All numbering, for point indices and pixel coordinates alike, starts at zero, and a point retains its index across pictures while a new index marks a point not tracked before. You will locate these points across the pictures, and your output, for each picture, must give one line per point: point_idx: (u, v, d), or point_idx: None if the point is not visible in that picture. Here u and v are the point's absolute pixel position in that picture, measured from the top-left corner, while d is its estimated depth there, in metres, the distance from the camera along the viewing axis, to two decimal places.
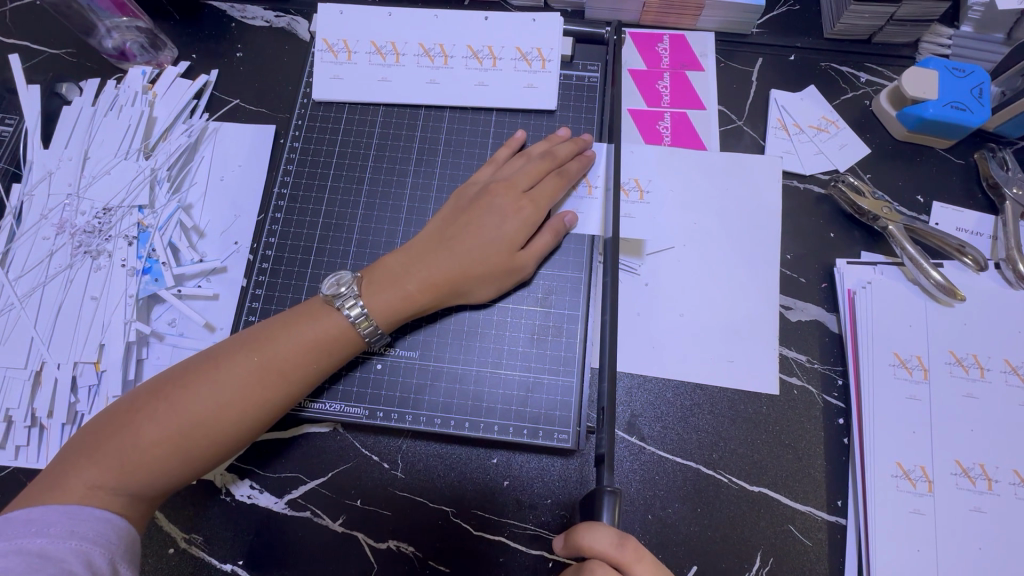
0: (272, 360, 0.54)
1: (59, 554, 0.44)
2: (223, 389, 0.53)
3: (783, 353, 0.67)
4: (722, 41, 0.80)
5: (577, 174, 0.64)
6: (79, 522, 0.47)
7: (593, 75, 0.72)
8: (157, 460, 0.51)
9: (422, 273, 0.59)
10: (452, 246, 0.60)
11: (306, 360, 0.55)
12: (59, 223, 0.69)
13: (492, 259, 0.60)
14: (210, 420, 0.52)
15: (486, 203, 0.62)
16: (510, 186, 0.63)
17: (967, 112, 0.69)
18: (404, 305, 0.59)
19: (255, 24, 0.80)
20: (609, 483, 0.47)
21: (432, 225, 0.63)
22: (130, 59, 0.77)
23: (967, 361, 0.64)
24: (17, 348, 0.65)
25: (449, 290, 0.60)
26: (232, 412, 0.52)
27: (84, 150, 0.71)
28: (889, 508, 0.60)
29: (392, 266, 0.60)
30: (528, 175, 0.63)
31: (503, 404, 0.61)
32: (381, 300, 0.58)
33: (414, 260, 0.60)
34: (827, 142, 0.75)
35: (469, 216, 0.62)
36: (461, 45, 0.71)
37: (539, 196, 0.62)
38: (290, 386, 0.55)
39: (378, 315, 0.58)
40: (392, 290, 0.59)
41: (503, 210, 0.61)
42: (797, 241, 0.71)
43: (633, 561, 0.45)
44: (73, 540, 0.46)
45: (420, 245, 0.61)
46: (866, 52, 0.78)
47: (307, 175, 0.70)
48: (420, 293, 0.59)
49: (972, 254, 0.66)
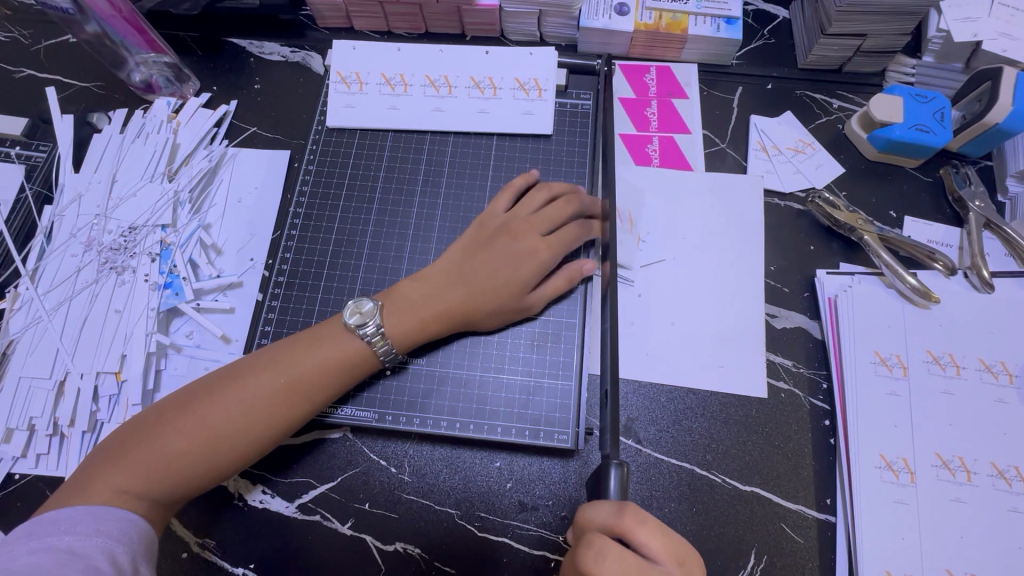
0: (295, 376, 0.58)
1: (85, 551, 0.47)
2: (248, 402, 0.56)
3: (770, 358, 0.71)
4: (704, 71, 0.86)
5: (585, 204, 0.69)
6: (104, 521, 0.50)
7: (586, 103, 0.78)
8: (182, 467, 0.54)
9: (437, 305, 0.63)
10: (466, 278, 0.64)
11: (326, 377, 0.59)
12: (86, 241, 0.73)
13: (503, 295, 0.64)
14: (234, 430, 0.55)
15: (499, 244, 0.65)
16: (531, 226, 0.66)
17: (930, 134, 0.75)
18: (416, 329, 0.63)
19: (273, 59, 0.87)
20: (614, 458, 0.50)
21: (451, 255, 0.67)
22: (155, 91, 0.84)
23: (944, 359, 0.68)
24: (43, 359, 0.68)
25: (460, 320, 0.64)
26: (255, 423, 0.56)
27: (112, 174, 0.76)
28: (876, 502, 0.63)
29: (411, 292, 0.64)
30: (550, 218, 0.67)
31: (506, 407, 0.65)
32: (396, 325, 0.62)
33: (430, 291, 0.64)
34: (804, 162, 0.81)
35: (482, 252, 0.66)
36: (465, 77, 0.77)
37: (558, 239, 0.66)
38: (311, 399, 0.58)
39: (395, 338, 0.62)
40: (407, 315, 0.63)
41: (517, 252, 0.65)
42: (779, 253, 0.76)
43: (633, 526, 0.47)
44: (99, 537, 0.49)
45: (437, 274, 0.65)
46: (836, 81, 0.85)
47: (320, 196, 0.75)
48: (434, 323, 0.63)
49: (942, 259, 0.70)
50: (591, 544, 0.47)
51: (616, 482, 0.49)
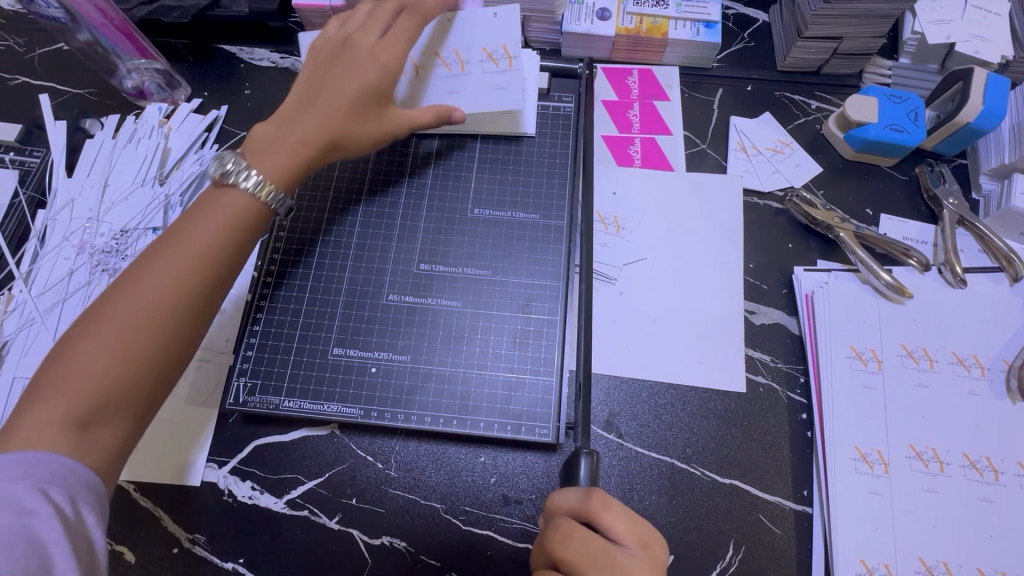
0: (136, 283, 0.49)
1: (12, 494, 0.41)
2: (99, 332, 0.47)
3: (749, 354, 0.73)
4: (686, 74, 0.88)
5: (434, 8, 0.67)
6: (32, 465, 0.43)
7: (568, 105, 0.79)
8: (41, 428, 0.44)
9: (298, 133, 0.59)
10: (318, 102, 0.61)
11: (183, 263, 0.51)
12: (78, 244, 0.75)
13: (359, 111, 0.62)
14: (92, 366, 0.46)
15: (341, 62, 0.63)
16: (362, 36, 0.64)
17: (904, 133, 0.76)
18: (288, 164, 0.58)
19: (262, 65, 0.88)
20: (585, 447, 0.54)
21: (295, 92, 0.63)
22: (148, 97, 0.85)
23: (918, 353, 0.69)
24: (36, 359, 0.70)
25: (328, 144, 0.61)
26: (114, 348, 0.47)
27: (105, 178, 0.78)
28: (851, 492, 0.64)
29: (264, 132, 0.59)
30: (377, 23, 0.65)
31: (489, 403, 0.66)
32: (267, 163, 0.57)
33: (284, 126, 0.60)
34: (783, 162, 0.82)
35: (327, 76, 0.62)
36: (430, 49, 0.72)
37: (393, 41, 0.64)
38: (170, 295, 0.50)
39: (274, 178, 0.57)
40: (273, 153, 0.58)
41: (364, 59, 0.63)
42: (759, 251, 0.78)
43: (598, 509, 0.49)
44: (28, 480, 0.42)
45: (294, 109, 0.61)
46: (815, 82, 0.87)
47: (308, 197, 0.76)
48: (302, 150, 0.59)
49: (916, 256, 0.72)
50: (559, 527, 0.50)
51: (585, 468, 0.53)
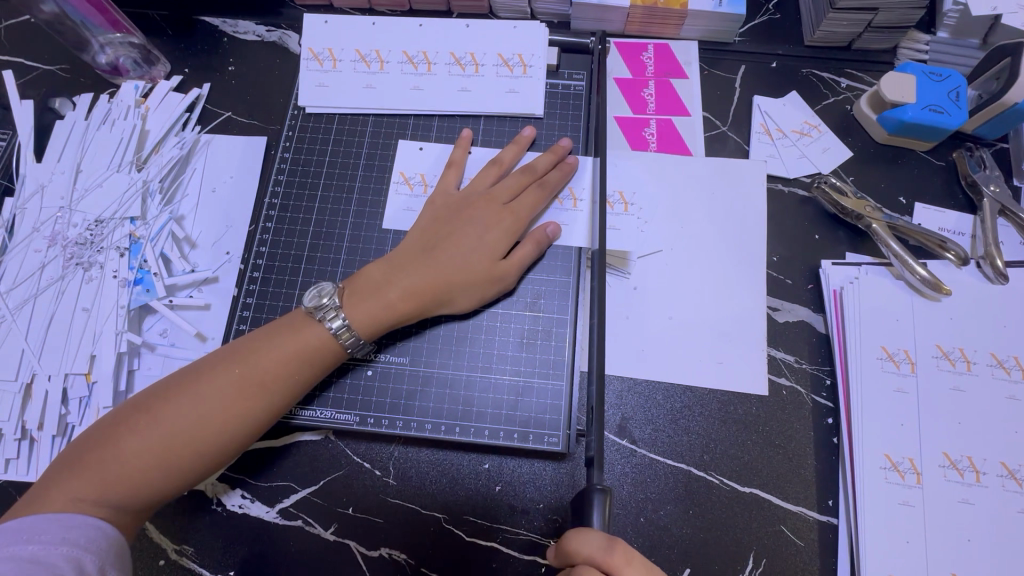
0: (252, 373, 0.55)
1: (49, 559, 0.44)
2: (205, 404, 0.53)
3: (771, 353, 0.68)
4: (705, 50, 0.82)
5: (558, 185, 0.65)
6: (70, 529, 0.47)
7: (579, 84, 0.73)
8: (134, 474, 0.51)
9: (405, 282, 0.60)
10: (434, 257, 0.61)
11: (289, 371, 0.56)
12: (50, 235, 0.69)
13: (475, 270, 0.61)
14: (190, 436, 0.52)
15: (466, 218, 0.63)
16: (491, 200, 0.64)
17: (945, 115, 0.70)
18: (385, 314, 0.59)
19: (247, 39, 0.82)
20: (598, 483, 0.47)
21: (412, 234, 0.64)
22: (123, 74, 0.79)
23: (954, 355, 0.65)
24: (8, 360, 0.65)
25: (431, 301, 0.60)
26: (213, 429, 0.53)
27: (77, 163, 0.72)
28: (880, 502, 0.60)
29: (373, 272, 0.61)
30: (508, 189, 0.64)
31: (494, 408, 0.62)
32: (362, 310, 0.58)
33: (396, 269, 0.61)
34: (810, 146, 0.76)
35: (452, 225, 0.63)
36: (444, 52, 0.72)
37: (520, 209, 0.64)
38: (271, 397, 0.55)
39: (360, 326, 0.58)
40: (372, 299, 0.59)
41: (484, 222, 0.63)
42: (782, 242, 0.72)
43: (620, 562, 0.46)
44: (64, 546, 0.46)
45: (402, 255, 0.62)
46: (845, 59, 0.80)
47: (297, 185, 0.71)
48: (401, 302, 0.59)
49: (954, 249, 0.67)
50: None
51: (600, 510, 0.47)
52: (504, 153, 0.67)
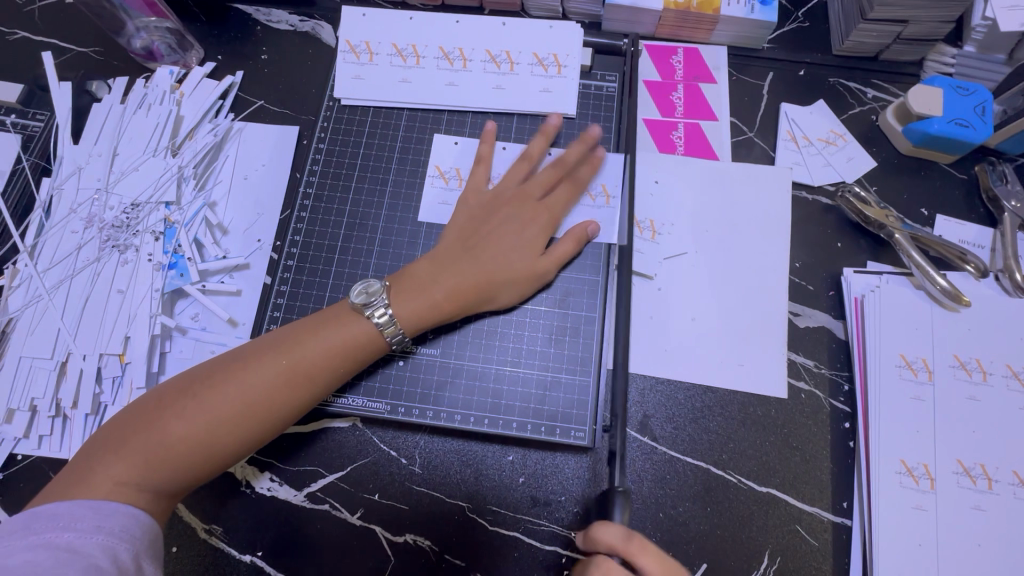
0: (295, 365, 0.56)
1: (86, 549, 0.46)
2: (248, 393, 0.54)
3: (791, 357, 0.69)
4: (734, 55, 0.82)
5: (588, 181, 0.67)
6: (105, 518, 0.48)
7: (611, 85, 0.74)
8: (179, 457, 0.53)
9: (449, 281, 0.61)
10: (475, 255, 0.62)
11: (329, 364, 0.57)
12: (86, 217, 0.70)
13: (515, 267, 0.62)
14: (234, 423, 0.54)
15: (502, 215, 0.65)
16: (525, 196, 0.66)
17: (970, 128, 0.71)
18: (429, 312, 0.60)
19: (280, 28, 0.82)
20: (619, 486, 0.52)
21: (450, 232, 0.65)
22: (158, 59, 0.79)
23: (971, 365, 0.66)
24: (43, 339, 0.66)
25: (473, 300, 0.62)
26: (254, 418, 0.54)
27: (113, 146, 0.73)
28: (893, 504, 0.62)
29: (417, 272, 0.62)
30: (541, 184, 0.66)
31: (522, 402, 0.63)
32: (407, 307, 0.60)
33: (439, 268, 0.62)
34: (835, 154, 0.77)
35: (488, 224, 0.64)
36: (479, 50, 0.73)
37: (554, 204, 0.65)
38: (311, 390, 0.57)
39: (404, 321, 0.59)
40: (418, 296, 0.60)
41: (519, 219, 0.64)
42: (805, 249, 0.74)
43: (638, 553, 0.48)
44: (99, 535, 0.47)
45: (444, 252, 0.63)
46: (872, 69, 0.81)
47: (332, 176, 0.72)
48: (445, 301, 0.61)
49: (973, 261, 0.68)
50: (597, 565, 0.49)
51: (620, 509, 0.51)
52: (530, 145, 0.68)
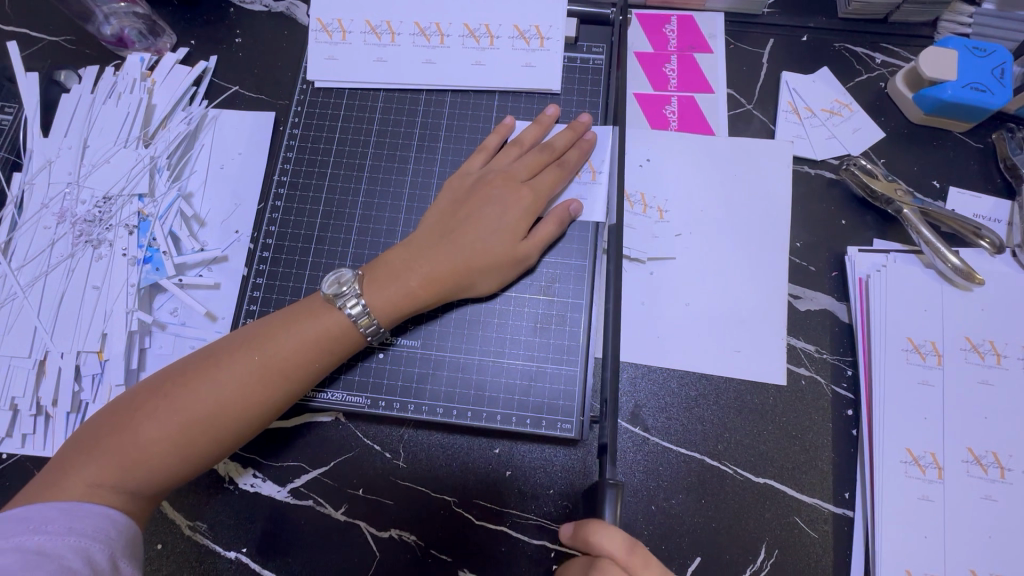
0: (269, 361, 0.54)
1: (56, 551, 0.45)
2: (220, 392, 0.53)
3: (791, 343, 0.66)
4: (731, 22, 0.77)
5: (576, 166, 0.63)
6: (77, 519, 0.48)
7: (598, 58, 0.70)
8: (155, 458, 0.52)
9: (424, 268, 0.59)
10: (452, 240, 0.60)
11: (306, 358, 0.55)
12: (59, 212, 0.69)
13: (494, 252, 0.59)
14: (209, 422, 0.53)
15: (483, 196, 0.61)
16: (508, 177, 0.62)
17: (987, 93, 0.66)
18: (405, 301, 0.58)
19: (254, 9, 0.79)
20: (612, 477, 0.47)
21: (429, 219, 0.62)
22: (128, 46, 0.76)
23: (984, 347, 0.62)
24: (21, 337, 0.65)
25: (449, 288, 0.60)
26: (228, 416, 0.53)
27: (83, 138, 0.71)
28: (898, 494, 0.59)
29: (394, 260, 0.59)
30: (526, 166, 0.62)
31: (506, 394, 0.61)
32: (381, 296, 0.58)
33: (415, 254, 0.60)
34: (840, 126, 0.73)
35: (469, 209, 0.61)
36: (458, 24, 0.69)
37: (540, 186, 0.62)
38: (286, 386, 0.55)
39: (378, 312, 0.58)
40: (392, 285, 0.58)
41: (501, 201, 0.61)
42: (808, 228, 0.70)
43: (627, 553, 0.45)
44: (71, 537, 0.47)
45: (421, 239, 0.61)
46: (881, 32, 0.75)
47: (307, 163, 0.69)
48: (421, 289, 0.58)
49: (988, 237, 0.64)
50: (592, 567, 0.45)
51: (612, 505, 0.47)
52: (523, 130, 0.65)
